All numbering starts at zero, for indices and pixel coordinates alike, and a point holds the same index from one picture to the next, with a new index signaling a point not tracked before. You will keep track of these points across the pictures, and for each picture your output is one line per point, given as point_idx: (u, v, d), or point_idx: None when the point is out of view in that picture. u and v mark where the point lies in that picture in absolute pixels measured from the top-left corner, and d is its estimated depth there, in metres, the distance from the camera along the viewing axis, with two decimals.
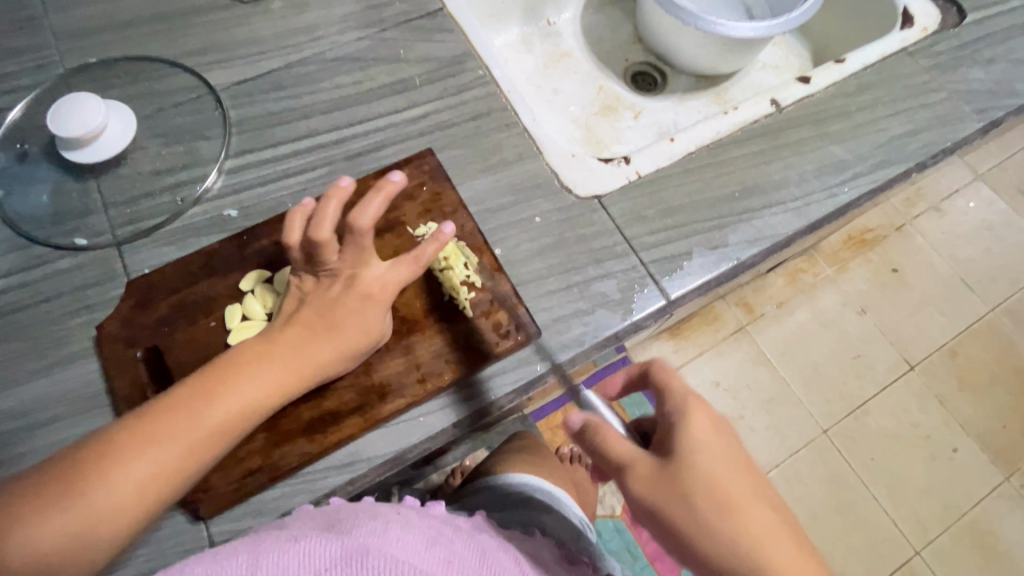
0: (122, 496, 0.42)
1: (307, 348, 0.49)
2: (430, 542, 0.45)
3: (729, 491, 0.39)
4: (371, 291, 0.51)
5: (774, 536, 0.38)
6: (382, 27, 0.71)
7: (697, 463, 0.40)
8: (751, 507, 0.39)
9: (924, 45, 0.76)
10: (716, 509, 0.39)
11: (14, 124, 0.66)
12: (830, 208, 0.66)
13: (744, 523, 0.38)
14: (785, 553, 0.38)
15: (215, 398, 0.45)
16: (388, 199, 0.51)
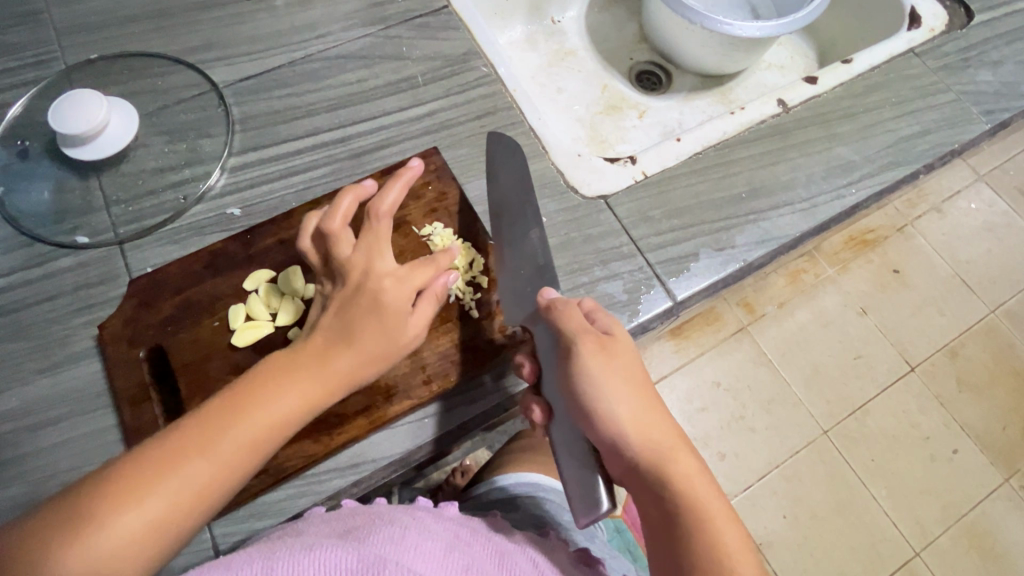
0: (146, 520, 0.38)
1: (332, 364, 0.46)
2: (448, 548, 0.46)
3: (644, 385, 0.46)
4: (385, 291, 0.48)
5: (653, 429, 0.44)
6: (387, 24, 0.71)
7: (626, 358, 0.47)
8: (658, 403, 0.46)
9: (932, 45, 0.75)
10: (635, 393, 0.45)
11: (15, 121, 0.65)
12: (838, 210, 0.66)
13: (652, 412, 0.45)
14: (677, 443, 0.45)
15: (238, 418, 0.42)
16: (406, 185, 0.54)
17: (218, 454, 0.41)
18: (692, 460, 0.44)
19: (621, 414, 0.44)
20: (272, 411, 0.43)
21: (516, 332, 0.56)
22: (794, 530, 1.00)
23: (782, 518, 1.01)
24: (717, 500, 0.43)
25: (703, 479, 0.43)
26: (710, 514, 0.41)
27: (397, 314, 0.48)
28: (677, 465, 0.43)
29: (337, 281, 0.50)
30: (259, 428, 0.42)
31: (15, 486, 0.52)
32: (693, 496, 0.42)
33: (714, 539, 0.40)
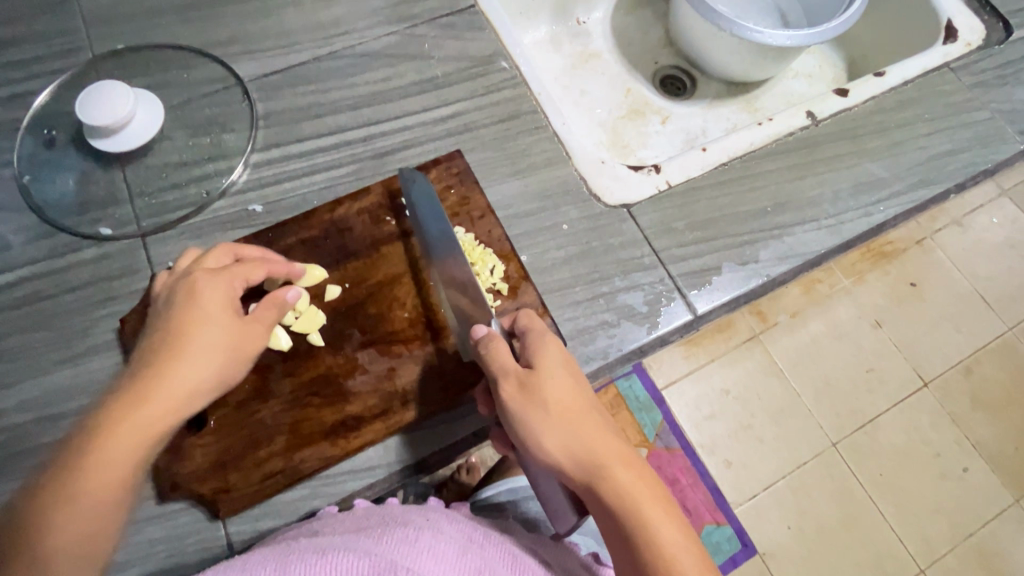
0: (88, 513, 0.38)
1: (180, 367, 0.44)
2: (461, 551, 0.44)
3: (575, 400, 0.44)
4: (197, 283, 0.47)
5: (592, 457, 0.42)
6: (413, 23, 0.70)
7: (552, 376, 0.45)
8: (594, 414, 0.44)
9: (968, 60, 0.73)
10: (564, 413, 0.44)
11: (42, 110, 0.65)
12: (865, 227, 0.65)
13: (586, 426, 0.43)
14: (615, 450, 0.43)
15: (105, 442, 0.40)
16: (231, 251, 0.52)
17: (95, 475, 0.39)
18: (632, 467, 0.42)
19: (551, 450, 0.43)
20: (137, 422, 0.41)
21: None
22: (799, 542, 0.99)
23: (786, 529, 1.00)
24: (660, 502, 0.41)
25: (646, 483, 0.42)
26: (654, 521, 0.40)
27: (218, 306, 0.47)
28: (617, 476, 0.41)
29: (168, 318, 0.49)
30: (130, 443, 0.41)
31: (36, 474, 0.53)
32: (636, 504, 0.40)
33: (662, 544, 0.39)
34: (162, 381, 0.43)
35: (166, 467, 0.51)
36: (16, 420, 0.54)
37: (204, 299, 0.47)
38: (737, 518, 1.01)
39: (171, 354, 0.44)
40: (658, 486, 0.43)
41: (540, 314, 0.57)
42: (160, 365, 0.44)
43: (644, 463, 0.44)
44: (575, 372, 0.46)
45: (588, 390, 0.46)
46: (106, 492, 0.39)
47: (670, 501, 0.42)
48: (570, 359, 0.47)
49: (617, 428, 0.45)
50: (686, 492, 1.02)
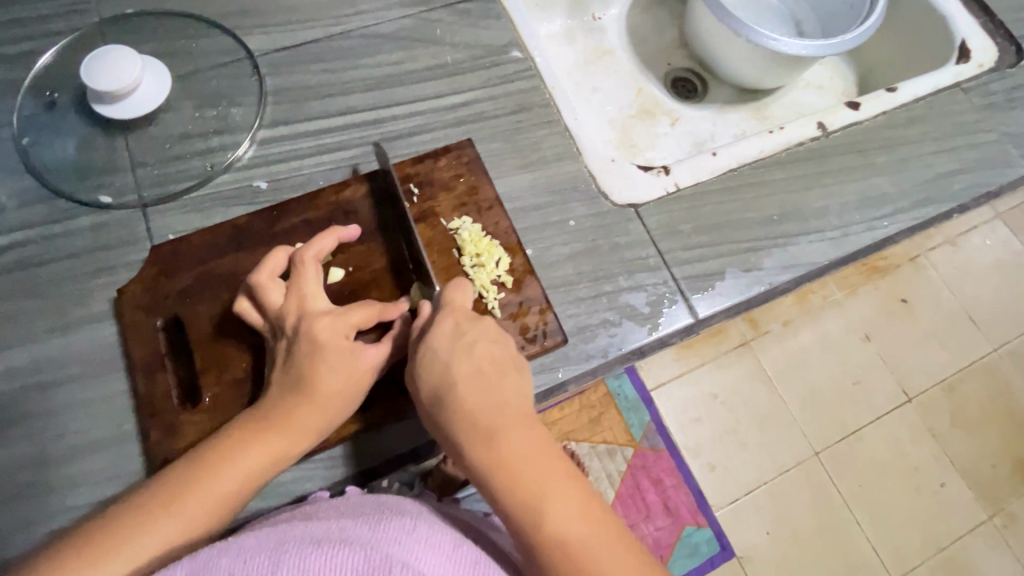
0: (199, 515, 0.42)
1: (308, 407, 0.46)
2: (457, 542, 0.43)
3: (453, 378, 0.45)
4: (318, 329, 0.48)
5: (462, 421, 0.43)
6: (429, 7, 0.69)
7: (436, 355, 0.46)
8: (473, 384, 0.44)
9: (980, 81, 0.74)
10: (441, 396, 0.45)
11: (44, 71, 0.64)
12: (868, 242, 0.65)
13: (458, 404, 0.44)
14: (487, 423, 0.43)
15: (231, 463, 0.44)
16: (315, 263, 0.52)
17: (219, 485, 0.43)
18: (504, 436, 0.43)
19: (432, 416, 0.45)
20: (264, 450, 0.45)
21: (537, 337, 0.56)
22: (775, 546, 1.00)
23: (763, 533, 1.01)
24: (529, 470, 0.42)
25: (518, 448, 0.43)
26: (512, 485, 0.42)
27: (343, 350, 0.48)
28: (483, 449, 0.43)
29: (278, 334, 0.50)
30: (256, 465, 0.45)
31: (24, 442, 0.52)
32: (499, 474, 0.42)
33: (522, 504, 0.41)
34: (291, 417, 0.46)
35: (159, 443, 0.51)
36: (8, 385, 0.53)
37: (323, 336, 0.48)
38: (716, 520, 1.01)
39: (302, 393, 0.47)
40: (535, 450, 0.43)
41: (543, 309, 0.57)
42: (294, 400, 0.47)
43: (522, 429, 0.44)
44: (465, 346, 0.46)
45: (479, 360, 0.45)
46: (220, 503, 0.43)
47: (543, 465, 0.43)
48: (461, 333, 0.46)
49: (504, 394, 0.44)
50: (669, 493, 1.03)
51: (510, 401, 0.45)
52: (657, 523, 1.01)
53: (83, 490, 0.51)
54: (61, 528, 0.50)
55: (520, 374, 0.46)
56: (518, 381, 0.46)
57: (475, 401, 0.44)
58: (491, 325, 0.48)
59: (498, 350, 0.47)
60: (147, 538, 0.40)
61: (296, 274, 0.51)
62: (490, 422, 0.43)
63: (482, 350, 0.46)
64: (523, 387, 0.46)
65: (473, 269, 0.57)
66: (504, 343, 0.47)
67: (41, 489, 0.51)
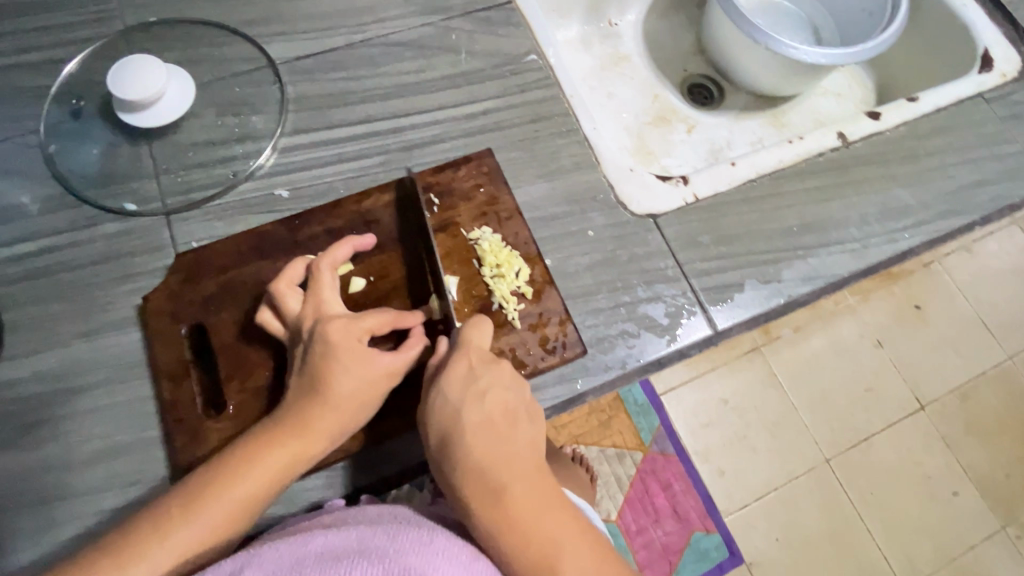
0: (220, 519, 0.43)
1: (325, 411, 0.47)
2: (474, 554, 0.42)
3: (463, 429, 0.45)
4: (333, 333, 0.48)
5: (469, 473, 0.44)
6: (449, 15, 0.69)
7: (448, 403, 0.46)
8: (483, 437, 0.45)
9: (1003, 91, 0.73)
10: (450, 444, 0.45)
11: (70, 78, 0.64)
12: (888, 254, 0.65)
13: (467, 456, 0.44)
14: (496, 478, 0.44)
15: (248, 467, 0.44)
16: (331, 269, 0.53)
17: (238, 490, 0.44)
18: (511, 491, 0.44)
19: (439, 461, 0.46)
20: (281, 455, 0.45)
21: (557, 347, 0.56)
22: (786, 555, 1.00)
23: (775, 541, 1.01)
24: (537, 524, 0.43)
25: (523, 504, 0.44)
26: (518, 544, 0.43)
27: (358, 353, 0.48)
28: (491, 504, 0.43)
29: (296, 340, 0.51)
30: (274, 470, 0.45)
31: (50, 447, 0.53)
32: (507, 536, 0.43)
33: (527, 559, 0.43)
34: (308, 421, 0.46)
35: (183, 449, 0.52)
36: (35, 390, 0.54)
37: (338, 340, 0.48)
38: (726, 526, 1.01)
39: (319, 397, 0.47)
40: (541, 504, 0.44)
41: (562, 320, 0.57)
42: (310, 404, 0.47)
43: (528, 485, 0.44)
44: (477, 395, 0.46)
45: (490, 410, 0.46)
46: (240, 507, 0.43)
47: (549, 518, 0.44)
48: (475, 381, 0.47)
49: (514, 447, 0.45)
50: (677, 498, 1.03)
51: (520, 453, 0.45)
52: (665, 527, 1.01)
53: (107, 495, 0.52)
54: (86, 531, 0.51)
55: (530, 423, 0.47)
56: (528, 431, 0.47)
57: (484, 453, 0.44)
58: (506, 369, 0.48)
59: (509, 398, 0.47)
60: (171, 542, 0.41)
61: (313, 281, 0.52)
62: (498, 478, 0.44)
63: (493, 401, 0.46)
64: (532, 437, 0.47)
65: (493, 279, 0.57)
66: (516, 390, 0.47)
67: (67, 494, 0.52)
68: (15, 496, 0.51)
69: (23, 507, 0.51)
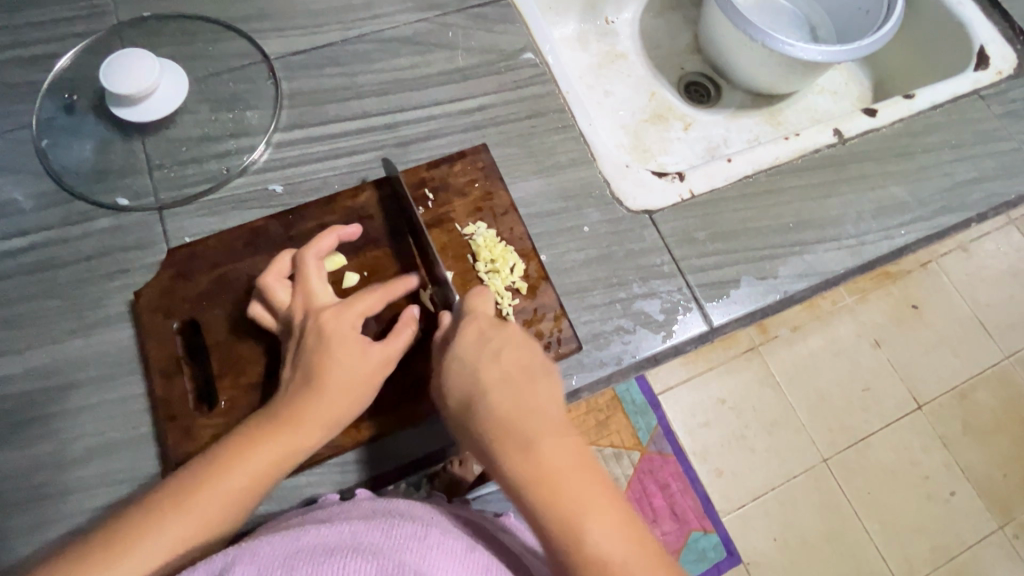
0: (212, 510, 0.42)
1: (317, 400, 0.46)
2: (470, 546, 0.42)
3: (481, 386, 0.44)
4: (323, 323, 0.48)
5: (491, 428, 0.42)
6: (444, 11, 0.69)
7: (463, 363, 0.45)
8: (501, 390, 0.43)
9: (999, 88, 0.73)
10: (469, 402, 0.44)
11: (63, 73, 0.64)
12: (885, 250, 0.65)
13: (487, 411, 0.43)
14: (519, 429, 0.41)
15: (242, 456, 0.44)
16: (319, 259, 0.52)
17: (229, 481, 0.43)
18: (537, 443, 0.41)
19: (460, 422, 0.44)
20: (272, 445, 0.45)
21: (552, 343, 0.56)
22: (784, 554, 1.00)
23: (773, 540, 1.00)
24: (566, 478, 0.40)
25: (552, 456, 0.40)
26: (547, 497, 0.39)
27: (349, 342, 0.48)
28: (516, 456, 0.41)
29: (287, 331, 0.51)
30: (267, 460, 0.44)
31: (41, 444, 0.52)
32: (535, 487, 0.39)
33: (558, 516, 0.38)
34: (301, 410, 0.46)
35: (175, 446, 0.51)
36: (26, 387, 0.54)
37: (328, 329, 0.48)
38: (723, 526, 1.01)
39: (310, 387, 0.47)
40: (568, 457, 0.41)
41: (557, 315, 0.57)
42: (302, 394, 0.46)
43: (557, 438, 0.41)
44: (491, 353, 0.45)
45: (506, 366, 0.45)
46: (233, 497, 0.43)
47: (579, 473, 0.40)
48: (487, 340, 0.46)
49: (535, 400, 0.43)
50: (675, 498, 1.03)
51: (543, 406, 0.43)
52: (664, 527, 1.01)
53: (98, 492, 0.51)
54: (76, 528, 0.50)
55: (552, 379, 0.45)
56: (550, 386, 0.45)
57: (503, 409, 0.42)
58: (517, 333, 0.47)
59: (526, 356, 0.46)
60: (161, 534, 0.40)
61: (302, 272, 0.51)
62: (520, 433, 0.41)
63: (510, 358, 0.45)
64: (556, 393, 0.44)
65: (488, 275, 0.57)
66: (531, 348, 0.46)
67: (57, 491, 0.51)
68: (4, 493, 0.51)
69: (13, 505, 0.51)
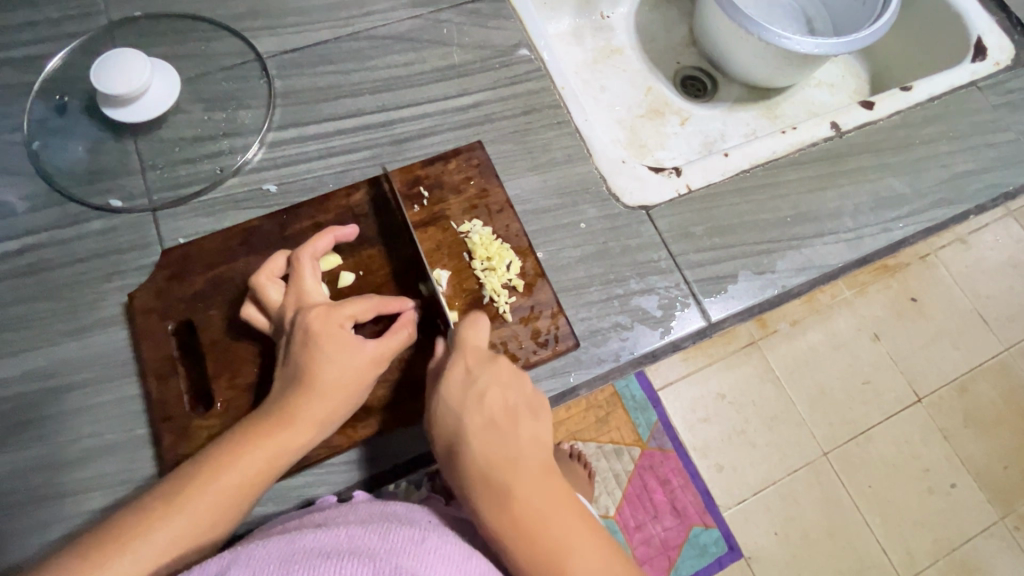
0: (204, 511, 0.42)
1: (309, 399, 0.46)
2: (466, 550, 0.42)
3: (465, 434, 0.44)
4: (313, 321, 0.48)
5: (474, 477, 0.43)
6: (437, 7, 0.69)
7: (449, 408, 0.45)
8: (485, 438, 0.43)
9: (996, 79, 0.73)
10: (454, 449, 0.44)
11: (55, 74, 0.64)
12: (883, 243, 0.65)
13: (471, 460, 0.43)
14: (501, 479, 0.42)
15: (233, 459, 0.44)
16: (309, 257, 0.52)
17: (221, 482, 0.43)
18: (518, 493, 0.42)
19: (444, 465, 0.45)
20: (264, 446, 0.45)
21: (549, 340, 0.56)
22: (785, 548, 1.00)
23: (773, 535, 1.00)
24: (550, 528, 0.41)
25: (534, 506, 0.42)
26: (528, 547, 0.41)
27: (340, 339, 0.47)
28: (498, 506, 0.42)
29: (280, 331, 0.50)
30: (259, 460, 0.44)
31: (36, 447, 0.52)
32: (516, 537, 0.41)
33: (539, 565, 0.40)
34: (292, 410, 0.46)
35: (172, 448, 0.51)
36: (21, 390, 0.54)
37: (317, 327, 0.47)
38: (724, 521, 1.01)
39: (301, 386, 0.46)
40: (551, 506, 0.42)
41: (554, 313, 0.57)
42: (293, 394, 0.46)
43: (539, 487, 0.42)
44: (476, 396, 0.45)
45: (491, 410, 0.45)
46: (226, 498, 0.43)
47: (562, 524, 0.42)
48: (473, 382, 0.45)
49: (519, 447, 0.43)
50: (676, 493, 1.03)
51: (526, 453, 0.43)
52: (665, 523, 1.02)
53: (95, 495, 0.51)
54: (74, 531, 0.50)
55: (536, 420, 0.45)
56: (534, 429, 0.45)
57: (487, 459, 0.43)
58: (504, 368, 0.47)
59: (511, 397, 0.46)
60: (154, 537, 0.40)
61: (293, 271, 0.51)
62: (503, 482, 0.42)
63: (495, 401, 0.45)
64: (539, 435, 0.45)
65: (484, 272, 0.57)
66: (517, 387, 0.46)
67: (54, 494, 0.51)
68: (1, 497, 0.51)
69: (10, 508, 0.51)
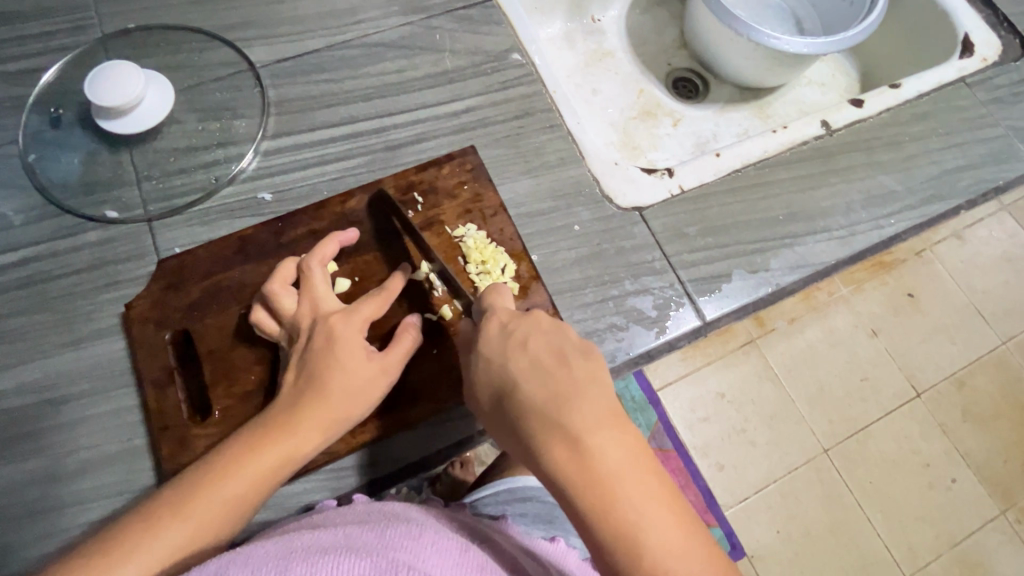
0: (209, 514, 0.42)
1: (319, 405, 0.46)
2: (464, 546, 0.42)
3: (514, 379, 0.41)
4: (326, 329, 0.48)
5: (529, 428, 0.39)
6: (429, 14, 0.69)
7: (490, 358, 0.43)
8: (535, 383, 0.40)
9: (984, 75, 0.74)
10: (504, 397, 0.41)
11: (49, 87, 0.64)
12: (875, 240, 0.65)
13: (521, 408, 0.40)
14: (557, 426, 0.38)
15: (242, 463, 0.44)
16: (320, 265, 0.53)
17: (229, 485, 0.43)
18: (581, 438, 0.38)
19: (495, 421, 0.42)
20: (273, 451, 0.45)
21: None
22: (787, 546, 1.00)
23: (775, 533, 1.01)
24: (619, 478, 0.37)
25: (599, 451, 0.37)
26: (597, 497, 0.36)
27: (352, 347, 0.48)
28: (560, 455, 0.38)
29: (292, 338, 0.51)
30: (268, 466, 0.44)
31: (34, 459, 0.52)
32: (581, 486, 0.36)
33: (610, 518, 0.36)
34: (302, 415, 0.46)
35: (170, 457, 0.51)
36: (19, 403, 0.54)
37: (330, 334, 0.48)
38: (726, 520, 1.01)
39: (312, 391, 0.47)
40: (619, 453, 0.38)
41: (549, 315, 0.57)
42: (304, 401, 0.46)
43: (604, 431, 0.38)
44: (517, 343, 0.42)
45: (537, 355, 0.42)
46: (233, 502, 0.43)
47: (635, 470, 0.37)
48: (512, 332, 0.43)
49: (572, 390, 0.40)
50: None
51: (584, 396, 0.39)
52: None
53: (94, 506, 0.51)
54: (73, 543, 0.50)
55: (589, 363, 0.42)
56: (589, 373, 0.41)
57: (541, 407, 0.39)
58: (542, 317, 0.44)
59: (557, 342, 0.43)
60: (158, 540, 0.40)
61: (305, 279, 0.52)
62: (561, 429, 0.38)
63: (540, 347, 0.42)
64: (594, 375, 0.41)
65: (479, 277, 0.57)
66: (558, 333, 0.43)
67: (53, 506, 0.51)
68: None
69: (9, 521, 0.51)
